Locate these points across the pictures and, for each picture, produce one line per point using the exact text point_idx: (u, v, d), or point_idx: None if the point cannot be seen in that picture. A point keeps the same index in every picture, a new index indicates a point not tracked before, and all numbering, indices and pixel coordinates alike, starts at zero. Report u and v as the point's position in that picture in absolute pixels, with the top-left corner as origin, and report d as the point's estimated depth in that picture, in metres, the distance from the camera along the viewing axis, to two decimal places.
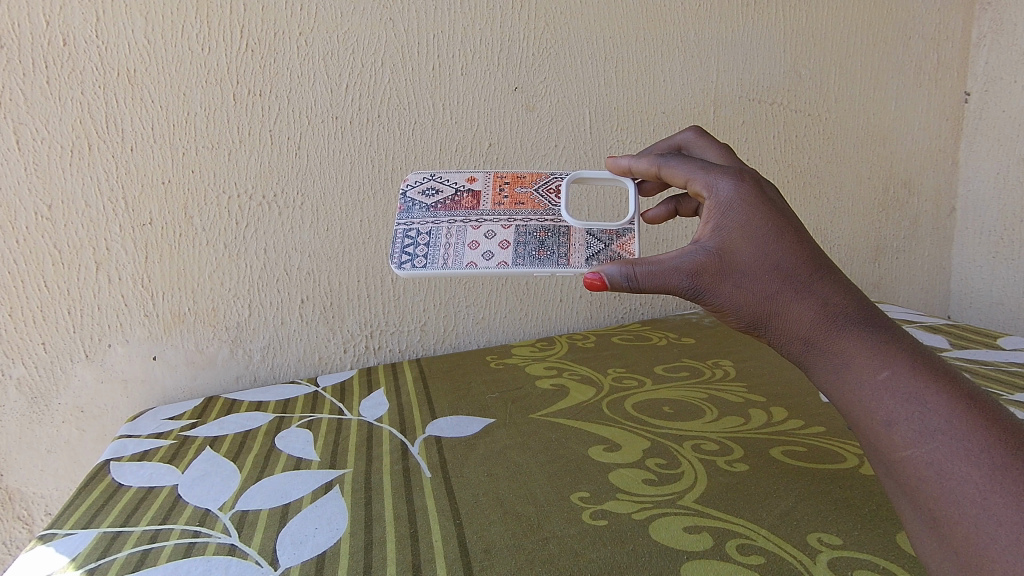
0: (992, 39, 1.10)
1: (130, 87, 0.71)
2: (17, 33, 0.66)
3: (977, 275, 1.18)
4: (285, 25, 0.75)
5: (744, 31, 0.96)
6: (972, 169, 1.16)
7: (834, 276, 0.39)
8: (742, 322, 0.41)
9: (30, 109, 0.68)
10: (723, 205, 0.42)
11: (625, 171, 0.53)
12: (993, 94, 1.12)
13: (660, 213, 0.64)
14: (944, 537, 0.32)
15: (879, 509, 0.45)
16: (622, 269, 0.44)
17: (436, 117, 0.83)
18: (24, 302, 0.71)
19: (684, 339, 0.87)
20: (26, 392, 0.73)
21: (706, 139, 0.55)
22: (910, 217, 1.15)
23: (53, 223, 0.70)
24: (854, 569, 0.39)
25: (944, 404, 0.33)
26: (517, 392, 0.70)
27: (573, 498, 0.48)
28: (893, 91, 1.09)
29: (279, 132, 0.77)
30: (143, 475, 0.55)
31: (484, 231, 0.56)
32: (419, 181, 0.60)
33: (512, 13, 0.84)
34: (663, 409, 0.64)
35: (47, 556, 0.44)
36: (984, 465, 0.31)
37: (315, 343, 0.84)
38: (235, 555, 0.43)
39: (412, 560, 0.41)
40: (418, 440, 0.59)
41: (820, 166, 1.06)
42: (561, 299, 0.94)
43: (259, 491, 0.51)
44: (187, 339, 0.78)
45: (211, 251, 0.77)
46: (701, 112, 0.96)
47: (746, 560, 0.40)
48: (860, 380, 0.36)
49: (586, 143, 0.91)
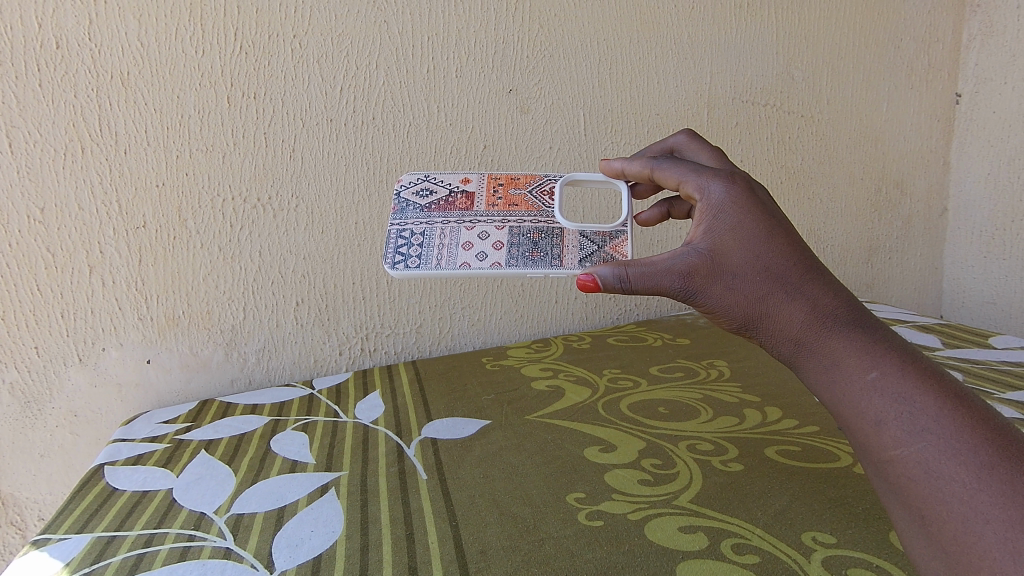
0: (982, 41, 1.11)
1: (124, 90, 0.70)
2: (10, 36, 0.66)
3: (969, 275, 1.19)
4: (279, 27, 0.75)
5: (738, 33, 0.97)
6: (963, 169, 1.17)
7: (824, 278, 0.40)
8: (734, 323, 0.41)
9: (23, 112, 0.67)
10: (714, 207, 0.42)
11: (618, 174, 0.53)
12: (983, 95, 1.13)
13: (652, 215, 0.64)
14: (932, 536, 0.32)
15: (872, 508, 0.45)
16: (614, 271, 0.44)
17: (430, 119, 0.83)
18: (17, 306, 0.70)
19: (678, 339, 0.88)
20: (19, 396, 0.72)
21: (698, 142, 0.56)
22: (903, 217, 1.16)
23: (46, 226, 0.70)
24: (847, 567, 0.40)
25: (933, 404, 0.34)
26: (513, 393, 0.70)
27: (569, 498, 0.48)
28: (885, 92, 1.10)
29: (274, 135, 0.77)
30: (137, 479, 0.55)
31: (478, 232, 0.56)
32: (414, 182, 0.60)
33: (506, 16, 0.84)
34: (658, 409, 0.64)
35: (41, 561, 0.44)
36: (972, 464, 0.32)
37: (310, 345, 0.83)
38: (231, 558, 0.43)
39: (409, 562, 0.42)
40: (414, 442, 0.59)
41: (813, 167, 1.06)
42: (556, 300, 0.95)
43: (254, 494, 0.51)
44: (181, 342, 0.78)
45: (205, 253, 0.77)
46: (695, 113, 0.96)
47: (741, 559, 0.41)
48: (850, 380, 0.36)
49: (581, 145, 0.91)
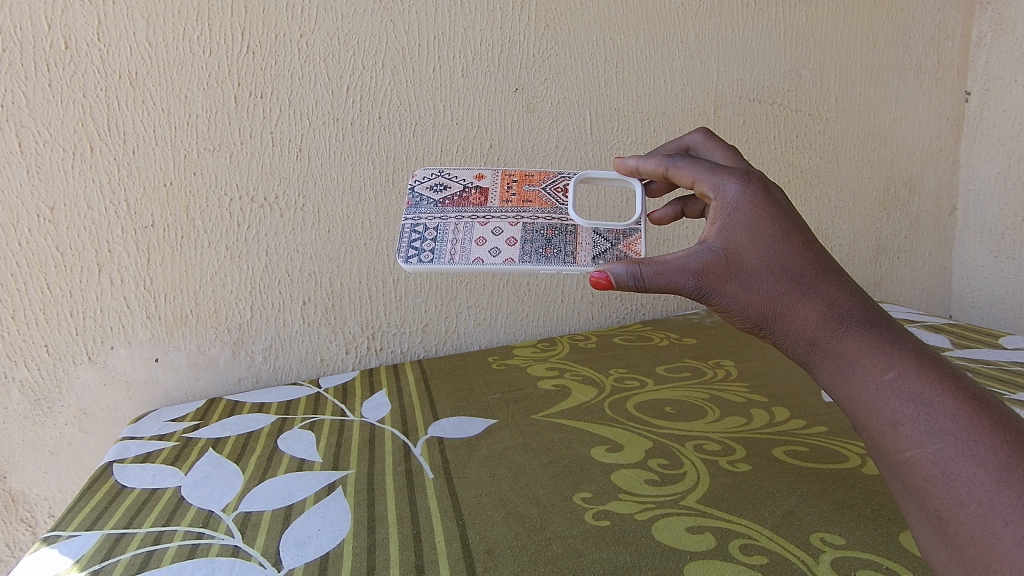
0: (992, 39, 1.10)
1: (132, 90, 0.71)
2: (19, 36, 0.66)
3: (979, 275, 1.18)
4: (286, 27, 0.75)
5: (745, 32, 0.96)
6: (973, 168, 1.16)
7: (840, 278, 0.39)
8: (748, 323, 0.41)
9: (32, 112, 0.68)
10: (729, 206, 0.42)
11: (633, 172, 0.53)
12: (993, 94, 1.12)
13: (666, 214, 0.65)
14: (949, 538, 0.32)
15: (881, 509, 0.45)
16: (628, 269, 0.43)
17: (436, 118, 0.83)
18: (27, 304, 0.71)
19: (685, 339, 0.87)
20: (29, 394, 0.73)
21: (714, 141, 0.56)
22: (911, 216, 1.15)
23: (55, 225, 0.70)
24: (856, 568, 0.39)
25: (950, 404, 0.33)
26: (520, 392, 0.70)
27: (576, 498, 0.48)
28: (893, 91, 1.09)
29: (280, 134, 0.77)
30: (146, 476, 0.55)
31: (491, 227, 0.56)
32: (428, 177, 0.60)
33: (512, 14, 0.84)
34: (666, 409, 0.64)
35: (52, 557, 0.44)
36: (991, 466, 0.31)
37: (317, 344, 0.84)
38: (239, 556, 0.43)
39: (416, 561, 0.42)
40: (420, 441, 0.59)
41: (820, 166, 1.06)
42: (563, 299, 0.94)
43: (262, 492, 0.51)
44: (189, 340, 0.78)
45: (213, 252, 0.77)
46: (703, 113, 0.96)
47: (749, 560, 0.40)
48: (866, 381, 0.36)
49: (588, 144, 0.91)
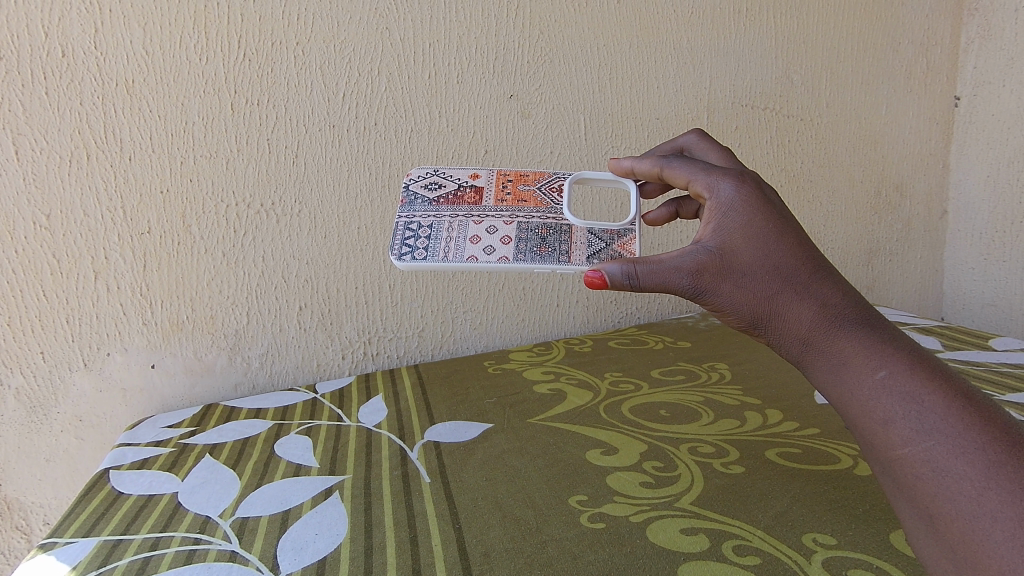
0: (980, 44, 1.12)
1: (129, 98, 0.71)
2: (17, 45, 0.66)
3: (970, 278, 1.19)
4: (282, 34, 0.75)
5: (737, 38, 0.97)
6: (962, 171, 1.17)
7: (834, 277, 0.40)
8: (743, 322, 0.42)
9: (29, 120, 0.68)
10: (724, 206, 0.42)
11: (628, 173, 0.53)
12: (982, 98, 1.13)
13: (661, 215, 0.65)
14: (941, 535, 0.33)
15: (873, 510, 0.46)
16: (623, 268, 0.44)
17: (431, 124, 0.84)
18: (23, 312, 0.71)
19: (680, 342, 0.88)
20: (25, 402, 0.73)
21: (708, 142, 0.56)
22: (903, 220, 1.16)
23: (51, 232, 0.71)
24: (848, 568, 0.40)
25: (940, 403, 0.34)
26: (516, 396, 0.70)
27: (572, 501, 0.48)
28: (883, 95, 1.10)
29: (277, 141, 0.78)
30: (143, 483, 0.55)
31: (486, 226, 0.57)
32: (423, 176, 0.61)
33: (506, 21, 0.85)
34: (661, 412, 0.65)
35: (48, 564, 0.44)
36: (980, 463, 0.32)
37: (313, 350, 0.84)
38: (236, 560, 0.43)
39: (412, 564, 0.42)
40: (417, 446, 0.59)
41: (813, 171, 1.07)
42: (558, 303, 0.95)
43: (259, 498, 0.51)
44: (185, 347, 0.78)
45: (209, 259, 0.77)
46: (696, 118, 0.97)
47: (743, 560, 0.41)
48: (859, 380, 0.36)
49: (582, 149, 0.91)
